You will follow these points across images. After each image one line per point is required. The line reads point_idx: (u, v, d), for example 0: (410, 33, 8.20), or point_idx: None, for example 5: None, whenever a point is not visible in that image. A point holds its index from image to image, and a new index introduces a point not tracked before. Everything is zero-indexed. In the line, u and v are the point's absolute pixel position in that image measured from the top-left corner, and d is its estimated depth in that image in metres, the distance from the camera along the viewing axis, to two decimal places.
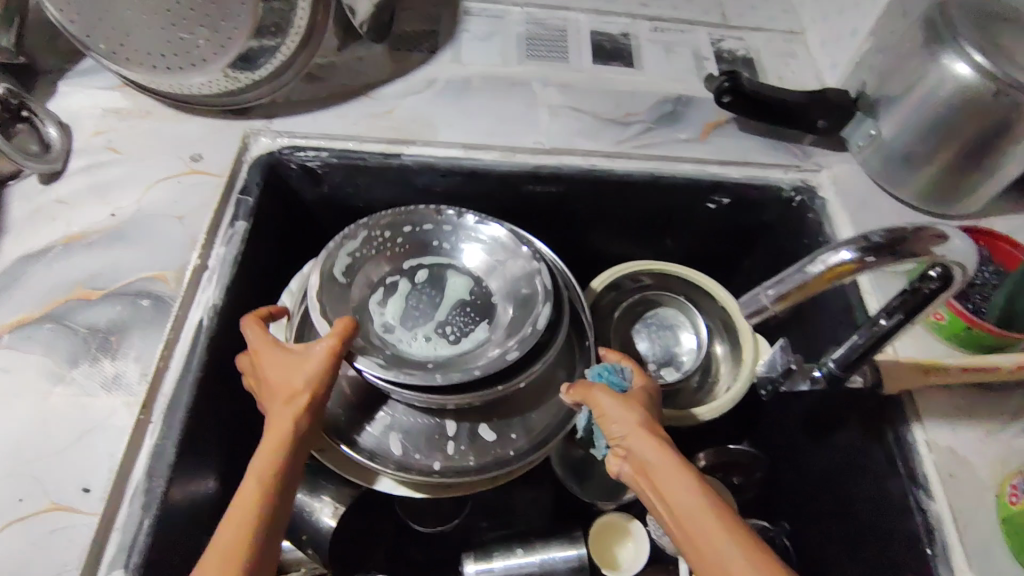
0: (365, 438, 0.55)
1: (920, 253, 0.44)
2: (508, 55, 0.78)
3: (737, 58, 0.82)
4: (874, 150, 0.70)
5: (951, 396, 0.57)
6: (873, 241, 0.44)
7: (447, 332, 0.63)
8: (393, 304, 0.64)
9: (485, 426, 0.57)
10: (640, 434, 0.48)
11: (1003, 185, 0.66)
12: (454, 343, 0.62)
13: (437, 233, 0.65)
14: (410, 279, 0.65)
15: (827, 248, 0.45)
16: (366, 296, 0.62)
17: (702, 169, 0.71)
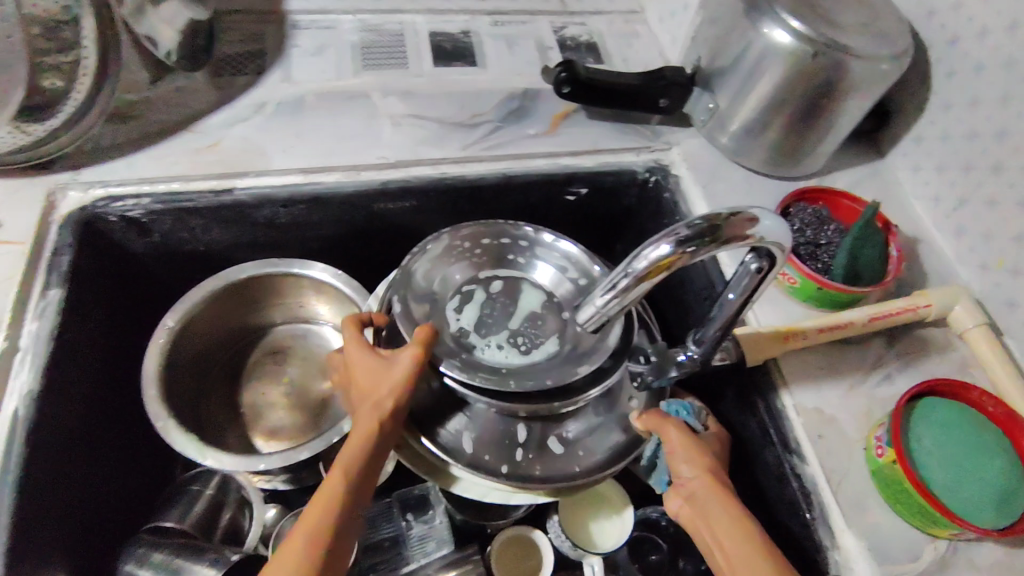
0: (444, 432, 0.51)
1: (735, 238, 0.39)
2: (343, 68, 0.74)
3: (580, 44, 0.82)
4: (716, 122, 0.71)
5: (813, 356, 0.59)
6: (685, 229, 0.36)
7: (518, 343, 0.56)
8: (468, 312, 0.58)
9: (555, 438, 0.52)
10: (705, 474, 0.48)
11: (835, 143, 0.69)
12: (525, 354, 0.55)
13: (513, 248, 0.61)
14: (486, 290, 0.59)
15: (648, 240, 0.39)
16: (443, 303, 0.57)
17: (556, 163, 0.70)
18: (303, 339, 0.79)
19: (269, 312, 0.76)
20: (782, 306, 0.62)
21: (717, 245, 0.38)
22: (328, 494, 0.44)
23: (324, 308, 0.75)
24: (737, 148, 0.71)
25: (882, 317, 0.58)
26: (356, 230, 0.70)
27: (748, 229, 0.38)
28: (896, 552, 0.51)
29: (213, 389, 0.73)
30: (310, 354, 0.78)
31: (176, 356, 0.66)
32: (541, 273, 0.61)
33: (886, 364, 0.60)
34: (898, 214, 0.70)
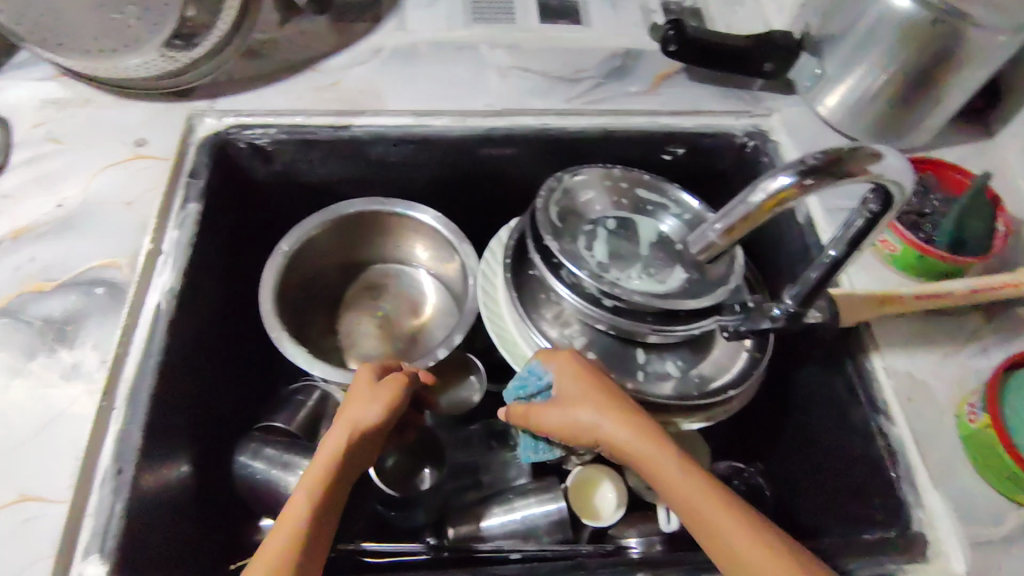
0: (575, 347, 0.62)
1: (858, 174, 0.39)
2: (454, 20, 0.77)
3: (684, 9, 0.82)
4: (822, 89, 0.71)
5: (907, 323, 0.59)
6: (809, 161, 0.37)
7: (651, 272, 0.66)
8: (598, 248, 0.67)
9: (673, 363, 0.62)
10: (571, 407, 0.54)
11: (944, 117, 0.68)
12: (660, 281, 0.65)
13: (628, 190, 0.71)
14: (605, 228, 0.69)
15: (767, 174, 0.40)
16: (576, 242, 0.66)
17: (654, 121, 0.72)
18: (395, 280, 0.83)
19: (370, 251, 0.81)
20: (877, 272, 0.62)
21: (835, 179, 0.39)
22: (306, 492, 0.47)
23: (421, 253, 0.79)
24: (839, 116, 0.71)
25: (984, 289, 0.58)
26: (457, 173, 0.73)
27: (871, 164, 0.38)
28: (982, 517, 0.51)
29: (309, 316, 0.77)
30: (402, 295, 0.82)
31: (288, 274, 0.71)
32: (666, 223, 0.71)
33: (982, 338, 0.59)
34: (1004, 193, 0.69)
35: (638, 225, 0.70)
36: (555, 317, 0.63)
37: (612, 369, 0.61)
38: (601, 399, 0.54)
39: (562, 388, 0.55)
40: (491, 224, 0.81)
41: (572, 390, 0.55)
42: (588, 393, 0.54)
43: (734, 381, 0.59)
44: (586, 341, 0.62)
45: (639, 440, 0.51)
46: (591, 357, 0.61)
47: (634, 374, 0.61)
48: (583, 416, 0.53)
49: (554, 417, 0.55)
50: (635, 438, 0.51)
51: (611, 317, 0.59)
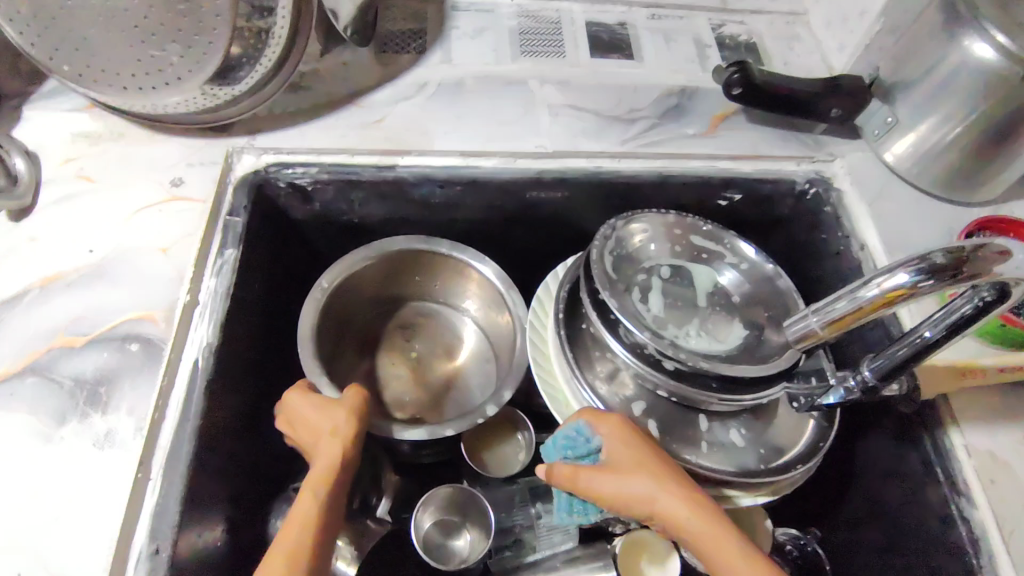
0: (634, 410, 0.58)
1: (984, 276, 0.36)
2: (502, 52, 0.74)
3: (739, 44, 0.79)
4: (891, 136, 0.68)
5: (987, 395, 0.56)
6: (934, 260, 0.35)
7: (709, 328, 0.63)
8: (653, 300, 0.64)
9: (737, 431, 0.58)
10: (625, 476, 0.51)
11: (1022, 171, 0.65)
12: (718, 338, 0.62)
13: (683, 235, 0.67)
14: (660, 277, 0.66)
15: (882, 269, 0.38)
16: (631, 296, 0.62)
17: (712, 166, 0.69)
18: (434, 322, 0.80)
19: (410, 289, 0.77)
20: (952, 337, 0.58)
21: (958, 281, 0.36)
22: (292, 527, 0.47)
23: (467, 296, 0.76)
24: (909, 164, 0.67)
25: None
26: (503, 215, 0.70)
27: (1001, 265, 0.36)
28: None
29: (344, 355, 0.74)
30: (439, 337, 0.79)
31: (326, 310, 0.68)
32: (724, 274, 0.67)
33: None
34: None
35: (693, 275, 0.67)
36: (609, 376, 0.59)
37: (673, 438, 0.57)
38: (659, 475, 0.50)
39: (611, 454, 0.52)
40: (533, 264, 0.78)
41: (624, 456, 0.51)
42: (641, 462, 0.51)
43: (803, 455, 0.56)
44: (644, 404, 0.59)
45: (703, 524, 0.48)
46: (650, 423, 0.58)
47: (697, 444, 0.57)
48: (637, 488, 0.50)
49: (603, 486, 0.52)
50: (701, 522, 0.48)
51: (672, 382, 0.56)
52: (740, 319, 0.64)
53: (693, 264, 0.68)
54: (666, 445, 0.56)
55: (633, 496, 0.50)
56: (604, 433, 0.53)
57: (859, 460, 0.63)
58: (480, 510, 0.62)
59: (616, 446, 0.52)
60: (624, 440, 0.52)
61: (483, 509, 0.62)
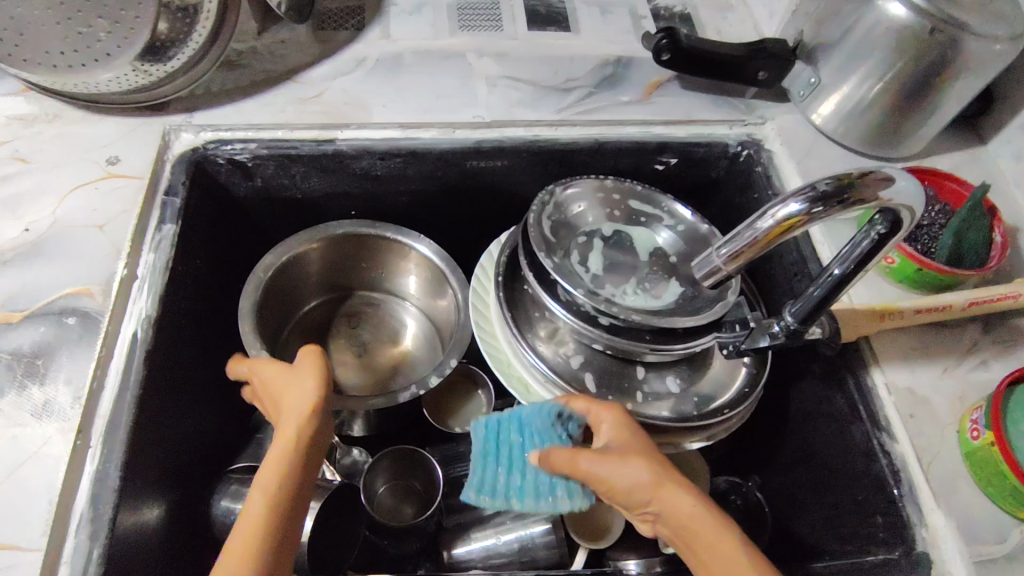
0: (573, 363, 0.60)
1: (870, 199, 0.40)
2: (440, 27, 0.75)
3: (674, 15, 0.81)
4: (816, 97, 0.70)
5: (907, 336, 0.59)
6: (819, 186, 0.39)
7: (646, 286, 0.65)
8: (591, 260, 0.65)
9: (673, 378, 0.61)
10: (629, 462, 0.47)
11: (940, 125, 0.67)
12: (655, 294, 0.64)
13: (621, 201, 0.70)
14: (600, 238, 0.68)
15: (777, 201, 0.42)
16: (569, 257, 0.64)
17: (647, 131, 0.71)
18: (368, 301, 0.80)
19: (359, 278, 0.78)
20: (875, 285, 0.61)
21: (846, 208, 0.41)
22: (260, 484, 0.43)
23: (400, 262, 0.74)
24: (834, 123, 0.70)
25: (982, 301, 0.57)
26: (445, 186, 0.71)
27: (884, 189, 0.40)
28: (985, 534, 0.50)
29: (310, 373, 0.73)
30: (385, 325, 0.79)
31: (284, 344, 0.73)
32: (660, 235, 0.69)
33: (982, 349, 0.58)
34: (1000, 200, 0.68)
35: (631, 238, 0.69)
36: (549, 335, 0.60)
37: (610, 390, 0.59)
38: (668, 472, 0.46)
39: (616, 440, 0.50)
40: (480, 235, 0.79)
41: (631, 446, 0.49)
42: (647, 450, 0.48)
43: (731, 402, 0.58)
44: (583, 359, 0.61)
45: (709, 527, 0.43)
46: (587, 378, 0.60)
47: (633, 395, 0.60)
48: (641, 470, 0.46)
49: (605, 464, 0.48)
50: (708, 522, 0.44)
51: (608, 336, 0.57)
52: (676, 277, 0.65)
53: (631, 227, 0.69)
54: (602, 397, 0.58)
55: (634, 480, 0.46)
56: (606, 421, 0.51)
57: (794, 406, 0.65)
58: (429, 472, 0.63)
59: (620, 437, 0.50)
60: (628, 435, 0.50)
61: (427, 462, 0.63)
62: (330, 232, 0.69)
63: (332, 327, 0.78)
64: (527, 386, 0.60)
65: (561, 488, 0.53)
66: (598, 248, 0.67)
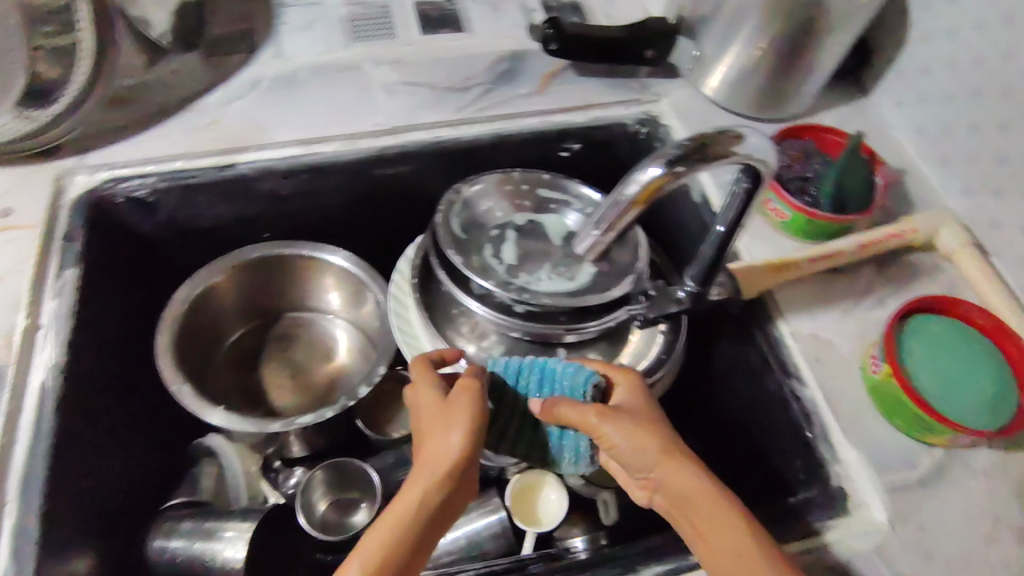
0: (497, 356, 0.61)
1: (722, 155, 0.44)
2: (333, 41, 0.75)
3: (564, 6, 0.83)
4: (701, 69, 0.73)
5: (808, 285, 0.61)
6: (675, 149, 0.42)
7: (562, 271, 0.66)
8: (507, 251, 0.67)
9: (594, 354, 0.63)
10: (638, 422, 0.49)
11: (820, 83, 0.71)
12: (572, 278, 0.65)
13: (533, 191, 0.71)
14: (514, 228, 0.69)
15: (639, 166, 0.44)
16: (482, 251, 0.65)
17: (547, 121, 0.72)
18: (298, 321, 0.80)
19: (282, 298, 0.77)
20: (772, 240, 0.64)
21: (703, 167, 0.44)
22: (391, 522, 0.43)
23: (322, 279, 0.74)
24: (723, 93, 0.73)
25: (869, 244, 0.60)
26: (356, 197, 0.72)
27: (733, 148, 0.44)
28: (898, 463, 0.53)
29: (243, 401, 0.73)
30: (315, 342, 0.78)
31: (215, 376, 0.73)
32: (569, 218, 0.71)
33: (878, 288, 0.62)
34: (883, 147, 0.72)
35: (544, 225, 0.70)
36: (471, 330, 0.61)
37: None
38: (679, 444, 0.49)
39: (628, 403, 0.52)
40: (401, 241, 0.80)
41: (643, 412, 0.51)
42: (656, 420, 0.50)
43: (651, 369, 0.61)
44: (504, 349, 0.61)
45: (699, 491, 0.45)
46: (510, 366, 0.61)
47: None
48: (654, 436, 0.48)
49: (612, 420, 0.49)
50: (701, 486, 0.46)
51: (525, 324, 0.59)
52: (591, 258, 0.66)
53: (542, 216, 0.71)
54: None
55: (639, 445, 0.48)
56: (621, 388, 0.54)
57: (716, 367, 0.68)
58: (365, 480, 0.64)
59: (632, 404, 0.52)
60: (642, 406, 0.52)
61: (360, 469, 0.64)
62: (247, 258, 0.69)
63: (263, 352, 0.77)
64: None
65: (569, 445, 0.54)
66: (515, 239, 0.68)
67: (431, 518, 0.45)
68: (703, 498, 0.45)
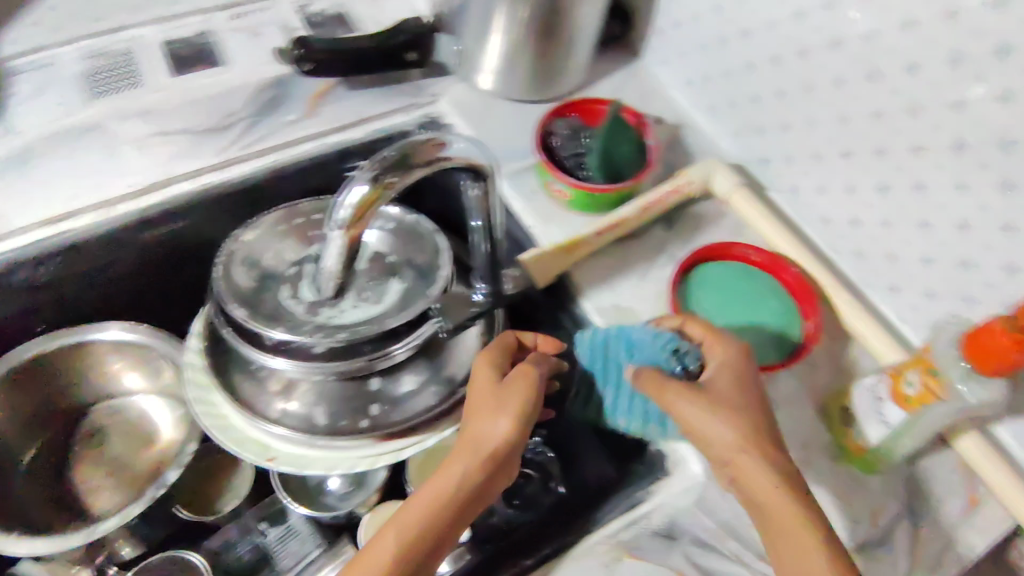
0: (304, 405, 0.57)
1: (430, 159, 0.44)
2: (70, 101, 0.67)
3: (326, 18, 0.79)
4: (467, 63, 0.72)
5: (604, 258, 0.62)
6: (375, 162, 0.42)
7: (368, 297, 0.60)
8: (305, 288, 0.59)
9: (409, 375, 0.59)
10: (705, 415, 0.45)
11: (585, 55, 0.71)
12: (379, 302, 0.59)
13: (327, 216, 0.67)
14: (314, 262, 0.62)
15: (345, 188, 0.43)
16: (274, 293, 0.58)
17: (323, 144, 0.69)
18: (107, 408, 0.74)
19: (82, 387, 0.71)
20: (563, 221, 0.64)
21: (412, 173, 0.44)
22: (409, 518, 0.44)
23: (116, 357, 0.69)
24: (496, 83, 0.72)
25: (651, 206, 0.61)
26: (133, 269, 0.66)
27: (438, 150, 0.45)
28: None
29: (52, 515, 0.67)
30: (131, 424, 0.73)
31: None
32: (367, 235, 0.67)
33: (670, 246, 0.63)
34: (659, 106, 0.74)
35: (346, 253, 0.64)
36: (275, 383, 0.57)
37: (343, 415, 0.57)
38: (755, 443, 0.44)
39: (716, 376, 0.47)
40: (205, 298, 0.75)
41: (731, 397, 0.46)
42: (741, 404, 0.46)
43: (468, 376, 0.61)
44: (312, 395, 0.57)
45: (776, 505, 0.42)
46: (319, 411, 0.57)
47: (368, 409, 0.58)
48: (727, 430, 0.44)
49: (698, 410, 0.45)
50: (781, 498, 0.42)
51: (326, 364, 0.55)
52: (397, 276, 0.62)
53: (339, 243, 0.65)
54: (335, 425, 0.57)
55: (718, 437, 0.44)
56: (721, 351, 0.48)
57: None
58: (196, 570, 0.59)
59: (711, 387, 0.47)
60: (741, 374, 0.47)
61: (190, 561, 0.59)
62: (19, 359, 0.63)
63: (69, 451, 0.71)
64: (263, 445, 0.57)
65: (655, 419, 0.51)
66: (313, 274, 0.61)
67: (461, 508, 0.45)
68: (776, 516, 0.42)
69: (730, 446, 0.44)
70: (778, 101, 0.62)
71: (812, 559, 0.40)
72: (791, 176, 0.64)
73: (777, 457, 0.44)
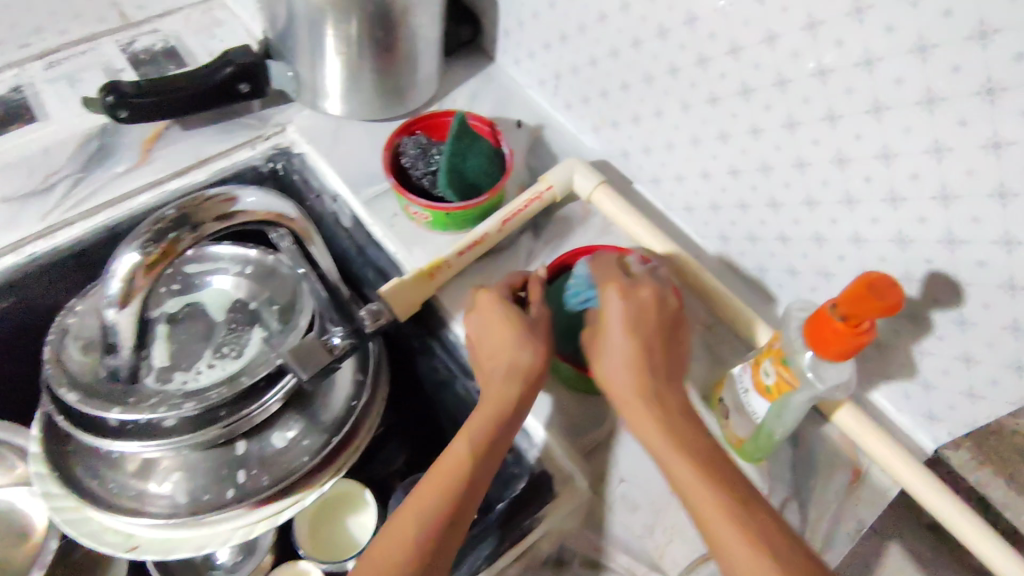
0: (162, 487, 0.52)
1: (211, 219, 0.47)
2: None
3: (155, 54, 0.73)
4: (306, 91, 0.68)
5: (471, 277, 0.60)
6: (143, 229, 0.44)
7: (226, 351, 0.56)
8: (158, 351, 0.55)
9: (276, 433, 0.54)
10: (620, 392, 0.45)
11: (432, 66, 0.69)
12: (239, 356, 0.56)
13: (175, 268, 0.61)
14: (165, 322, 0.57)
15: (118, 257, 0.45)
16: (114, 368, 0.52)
17: (162, 192, 0.63)
18: None
19: None
20: (427, 243, 0.61)
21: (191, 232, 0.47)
22: (445, 472, 0.43)
23: None
24: (341, 106, 0.68)
25: (511, 217, 0.59)
26: None
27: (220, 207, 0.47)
28: (583, 425, 0.53)
29: None
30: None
31: None
32: (217, 283, 0.61)
33: (538, 255, 0.62)
34: (518, 108, 0.72)
35: (200, 306, 0.59)
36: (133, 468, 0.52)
37: (205, 490, 0.52)
38: (663, 404, 0.44)
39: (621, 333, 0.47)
40: None
41: (629, 372, 0.45)
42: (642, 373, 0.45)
43: (344, 421, 0.57)
44: (171, 470, 0.52)
45: (697, 478, 0.40)
46: (175, 489, 0.52)
47: (234, 478, 0.53)
48: (638, 405, 0.44)
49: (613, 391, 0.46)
50: (694, 472, 0.40)
51: (179, 439, 0.50)
52: (259, 322, 0.58)
53: (195, 294, 0.60)
54: (197, 499, 0.52)
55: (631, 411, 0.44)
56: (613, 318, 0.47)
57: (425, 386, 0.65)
58: None
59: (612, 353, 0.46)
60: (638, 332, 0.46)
61: None
62: None
63: None
64: (126, 533, 0.53)
65: None
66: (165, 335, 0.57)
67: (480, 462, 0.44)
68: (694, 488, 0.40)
69: (646, 423, 0.44)
70: (625, 94, 0.60)
71: (712, 527, 0.38)
72: (650, 168, 0.63)
73: (691, 435, 0.42)
